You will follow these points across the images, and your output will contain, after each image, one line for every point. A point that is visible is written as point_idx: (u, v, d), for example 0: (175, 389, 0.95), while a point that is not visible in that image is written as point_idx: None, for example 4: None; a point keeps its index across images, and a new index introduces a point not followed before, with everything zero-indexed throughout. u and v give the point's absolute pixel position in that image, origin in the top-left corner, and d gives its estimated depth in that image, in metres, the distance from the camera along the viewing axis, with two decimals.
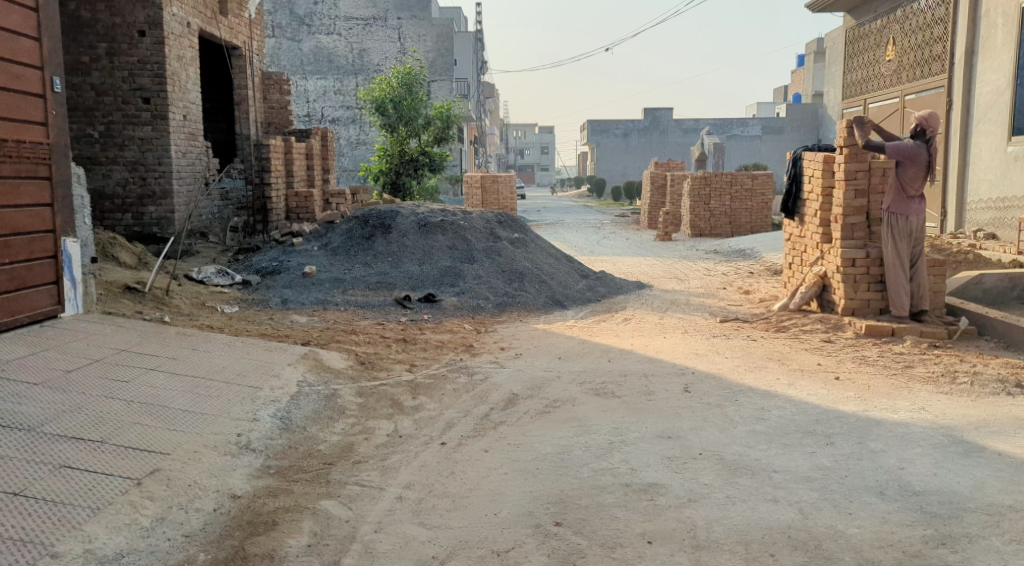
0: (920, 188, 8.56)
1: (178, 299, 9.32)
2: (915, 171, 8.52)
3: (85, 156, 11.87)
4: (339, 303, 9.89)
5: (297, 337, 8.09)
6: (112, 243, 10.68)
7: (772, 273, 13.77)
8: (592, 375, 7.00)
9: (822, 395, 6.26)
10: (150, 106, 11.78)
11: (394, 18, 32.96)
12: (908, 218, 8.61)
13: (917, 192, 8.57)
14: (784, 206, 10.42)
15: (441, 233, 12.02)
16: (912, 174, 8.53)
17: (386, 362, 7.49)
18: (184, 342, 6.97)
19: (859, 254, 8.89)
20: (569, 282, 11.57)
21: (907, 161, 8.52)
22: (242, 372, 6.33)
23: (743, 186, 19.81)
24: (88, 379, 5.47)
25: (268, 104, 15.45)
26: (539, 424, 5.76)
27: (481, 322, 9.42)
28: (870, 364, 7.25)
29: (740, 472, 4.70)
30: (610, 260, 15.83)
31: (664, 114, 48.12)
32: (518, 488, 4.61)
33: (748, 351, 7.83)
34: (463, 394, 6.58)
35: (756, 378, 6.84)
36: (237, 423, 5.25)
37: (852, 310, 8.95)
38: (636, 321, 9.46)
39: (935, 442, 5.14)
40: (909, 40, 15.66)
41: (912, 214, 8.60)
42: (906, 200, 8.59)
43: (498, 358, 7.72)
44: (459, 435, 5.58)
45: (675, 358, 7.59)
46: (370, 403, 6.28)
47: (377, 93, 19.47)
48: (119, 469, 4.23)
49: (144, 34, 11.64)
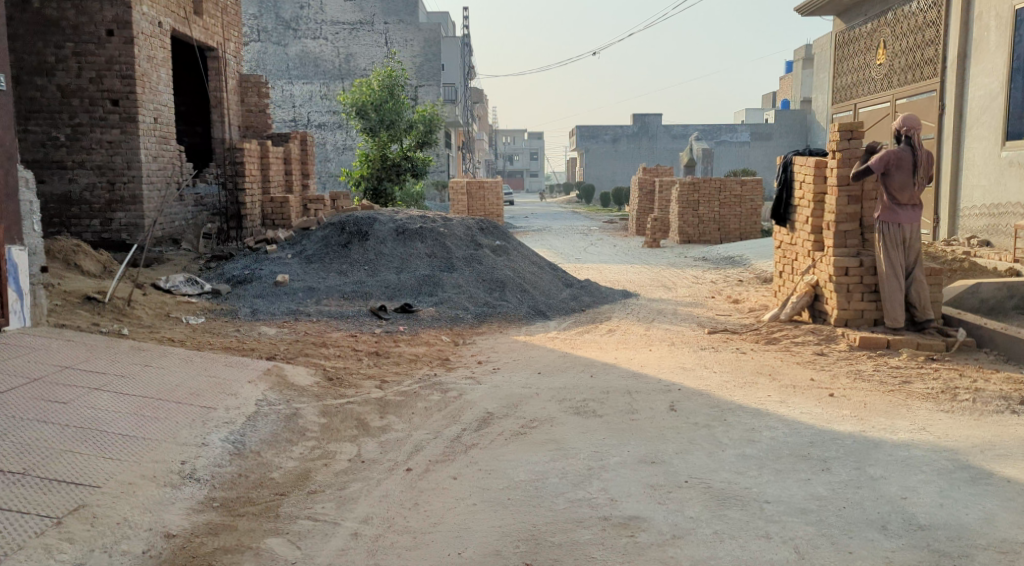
0: (912, 194, 8.23)
1: (141, 310, 8.85)
2: (904, 177, 8.19)
3: (49, 160, 11.37)
4: (311, 313, 9.46)
5: (263, 351, 7.66)
6: (75, 250, 10.22)
7: (763, 281, 13.42)
8: (572, 392, 6.61)
9: (817, 414, 5.88)
10: (119, 108, 11.35)
11: (381, 22, 32.61)
12: (900, 226, 8.25)
13: (907, 199, 8.22)
14: (776, 211, 10.08)
15: (419, 240, 11.61)
16: (902, 180, 8.20)
17: (356, 378, 7.06)
18: (138, 357, 6.54)
19: (853, 262, 8.52)
20: (553, 292, 11.18)
21: (895, 169, 8.21)
22: (196, 390, 5.89)
23: (732, 192, 19.46)
24: (22, 401, 5.04)
25: (245, 107, 15.03)
26: (514, 447, 5.36)
27: (459, 333, 9.02)
28: (865, 379, 6.87)
29: (729, 503, 4.30)
30: (596, 268, 15.45)
31: (654, 120, 47.90)
32: (486, 522, 4.20)
33: (738, 365, 7.45)
34: (434, 413, 6.17)
35: (746, 394, 6.45)
36: (182, 449, 4.83)
37: (845, 321, 8.58)
38: (621, 333, 9.07)
39: (939, 468, 4.75)
40: (899, 44, 15.39)
41: (904, 222, 8.24)
42: (896, 208, 8.25)
43: (474, 373, 7.31)
44: (427, 460, 5.17)
45: (661, 373, 7.20)
46: (334, 424, 5.85)
47: (358, 96, 19.10)
48: (39, 507, 3.85)
49: (112, 33, 11.23)
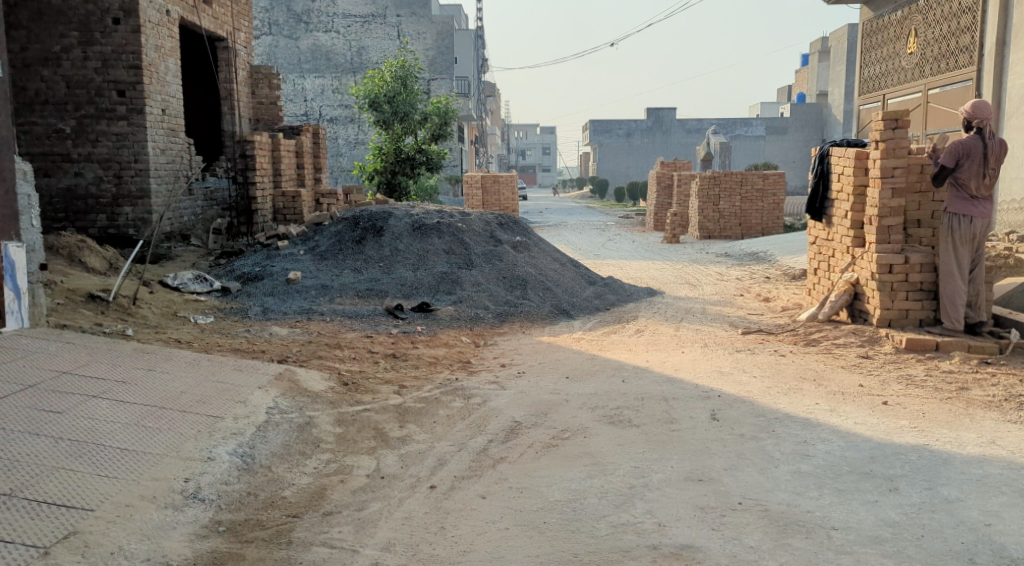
0: (982, 186, 7.71)
1: (147, 309, 8.46)
2: (976, 168, 7.66)
3: (55, 153, 11.00)
4: (324, 312, 9.06)
5: (274, 354, 7.25)
6: (81, 247, 9.86)
7: (791, 278, 12.94)
8: (603, 399, 6.16)
9: (873, 425, 5.42)
10: (126, 99, 10.97)
11: (394, 15, 31.90)
12: (971, 221, 7.74)
13: (977, 191, 7.70)
14: (811, 206, 9.61)
15: (436, 236, 11.16)
16: (972, 171, 7.67)
17: (372, 383, 6.64)
18: (141, 361, 6.14)
19: (897, 260, 8.05)
20: (575, 289, 10.75)
21: (965, 160, 7.69)
22: (202, 398, 5.47)
23: (754, 186, 18.96)
24: (14, 411, 4.65)
25: (256, 99, 14.63)
26: (546, 462, 4.92)
27: (479, 334, 8.59)
28: (919, 386, 6.39)
29: (792, 530, 3.87)
30: (617, 264, 14.99)
31: (669, 113, 47.31)
32: (521, 551, 3.79)
33: (779, 369, 6.99)
34: (458, 422, 5.74)
35: (792, 402, 6.00)
36: (186, 464, 4.41)
37: (889, 322, 8.13)
38: (649, 333, 8.61)
39: (1022, 489, 4.29)
40: (933, 31, 14.85)
41: (976, 217, 7.73)
42: (968, 202, 7.75)
43: (498, 378, 6.87)
44: (452, 476, 4.75)
45: (698, 378, 6.75)
46: (350, 435, 5.43)
47: (371, 88, 18.64)
48: (25, 534, 3.48)
49: (119, 21, 10.84)
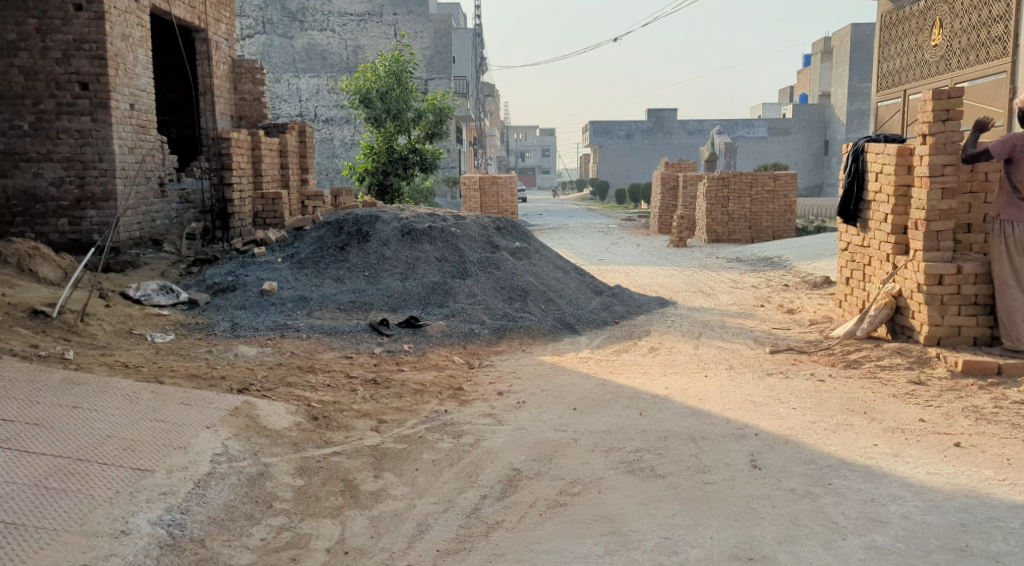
0: None
1: (97, 327, 7.44)
2: None
3: (11, 152, 9.99)
4: (300, 328, 8.06)
5: (236, 380, 6.25)
6: (32, 254, 8.84)
7: (812, 286, 11.95)
8: (618, 439, 5.17)
9: (952, 477, 4.44)
10: (89, 92, 9.98)
11: (390, 14, 30.99)
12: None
13: None
14: (845, 208, 8.66)
15: (427, 242, 10.19)
16: None
17: (346, 417, 5.65)
18: (69, 393, 5.13)
19: (949, 269, 7.07)
20: (581, 300, 9.77)
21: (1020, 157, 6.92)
22: (130, 444, 4.46)
23: (765, 186, 17.92)
24: None
25: (239, 95, 13.66)
26: (552, 530, 3.95)
27: (474, 353, 7.63)
28: (992, 422, 5.42)
29: None
30: (622, 271, 13.98)
31: (670, 114, 46.35)
32: None
33: (821, 399, 6.00)
34: (445, 471, 4.75)
35: (845, 443, 5.02)
36: (87, 546, 3.50)
37: (938, 340, 7.14)
38: (666, 352, 7.62)
39: None
40: (959, 21, 13.90)
41: None
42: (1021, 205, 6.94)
43: (494, 410, 5.88)
44: (433, 551, 3.79)
45: (727, 410, 5.76)
46: (312, 489, 4.45)
47: (362, 83, 17.65)
48: None
49: (81, 8, 9.87)
